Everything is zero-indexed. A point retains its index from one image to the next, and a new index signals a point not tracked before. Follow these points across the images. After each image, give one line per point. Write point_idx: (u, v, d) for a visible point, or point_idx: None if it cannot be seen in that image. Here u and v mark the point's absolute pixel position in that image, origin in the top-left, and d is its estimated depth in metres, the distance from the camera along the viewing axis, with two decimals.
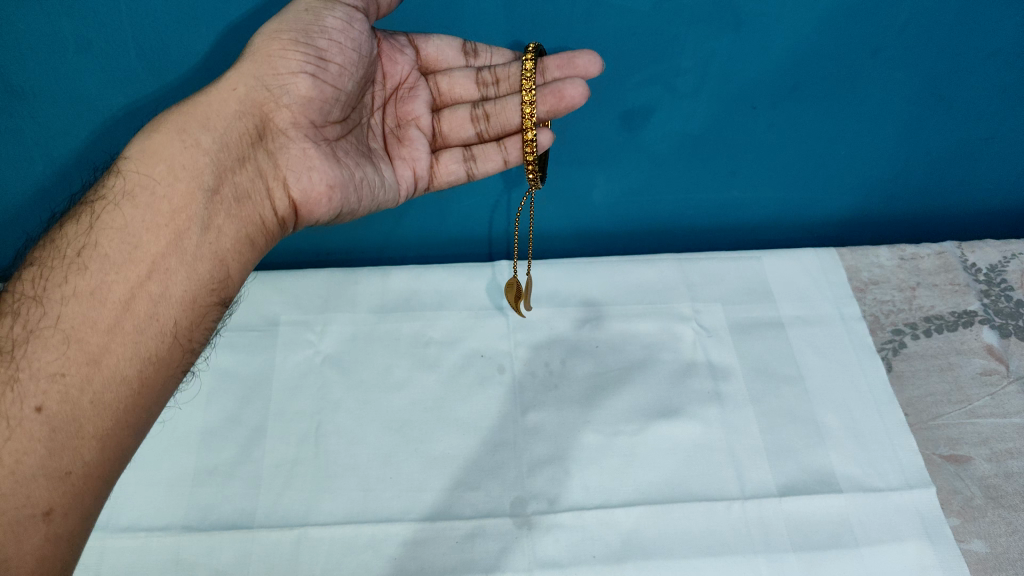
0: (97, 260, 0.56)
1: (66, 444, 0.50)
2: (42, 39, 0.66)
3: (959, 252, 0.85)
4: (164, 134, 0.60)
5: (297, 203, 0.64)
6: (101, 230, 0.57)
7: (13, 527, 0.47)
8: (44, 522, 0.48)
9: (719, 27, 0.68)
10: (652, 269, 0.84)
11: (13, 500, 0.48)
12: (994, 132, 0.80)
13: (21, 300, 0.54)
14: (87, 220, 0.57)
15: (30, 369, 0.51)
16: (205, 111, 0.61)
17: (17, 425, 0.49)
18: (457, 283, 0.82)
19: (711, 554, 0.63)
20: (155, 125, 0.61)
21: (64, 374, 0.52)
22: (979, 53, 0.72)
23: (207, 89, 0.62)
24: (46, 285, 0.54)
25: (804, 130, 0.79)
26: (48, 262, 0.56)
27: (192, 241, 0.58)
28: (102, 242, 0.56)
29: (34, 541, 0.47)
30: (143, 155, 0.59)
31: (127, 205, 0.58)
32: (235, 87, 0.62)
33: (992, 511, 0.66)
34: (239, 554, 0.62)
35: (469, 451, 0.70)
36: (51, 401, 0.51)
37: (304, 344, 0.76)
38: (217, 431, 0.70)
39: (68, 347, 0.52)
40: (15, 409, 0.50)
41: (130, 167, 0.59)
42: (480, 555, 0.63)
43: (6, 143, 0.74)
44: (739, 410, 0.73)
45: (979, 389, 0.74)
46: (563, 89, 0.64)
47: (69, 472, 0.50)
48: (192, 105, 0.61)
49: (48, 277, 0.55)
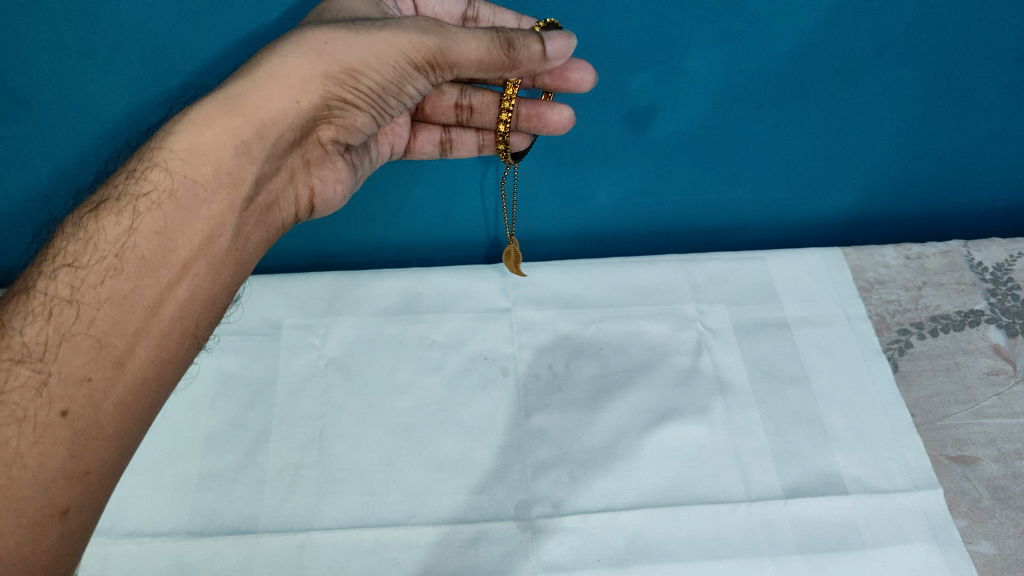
0: (133, 264, 0.54)
1: (87, 445, 0.50)
2: (40, 46, 0.64)
3: (965, 250, 0.84)
4: (214, 134, 0.57)
5: (314, 202, 0.70)
6: (139, 231, 0.55)
7: (31, 527, 0.47)
8: (58, 522, 0.48)
9: (723, 24, 0.65)
10: (655, 269, 0.83)
11: (27, 503, 0.47)
12: (1001, 130, 0.79)
13: (53, 300, 0.53)
14: (122, 219, 0.55)
15: (56, 372, 0.51)
16: (257, 112, 0.58)
17: (38, 429, 0.49)
18: (459, 285, 0.81)
19: (717, 556, 0.63)
20: (204, 117, 0.57)
21: (90, 379, 0.51)
22: (987, 50, 0.70)
23: (269, 91, 0.57)
24: (80, 287, 0.53)
25: (809, 132, 0.78)
26: (83, 260, 0.54)
27: (223, 246, 0.58)
28: (139, 244, 0.55)
29: (49, 540, 0.48)
30: (186, 153, 0.57)
31: (168, 206, 0.56)
32: (299, 101, 0.59)
33: (1000, 512, 0.66)
34: (244, 560, 0.62)
35: (474, 455, 0.69)
36: (75, 405, 0.50)
37: (307, 348, 0.76)
38: (220, 436, 0.70)
39: (97, 352, 0.52)
40: (38, 412, 0.49)
41: (173, 164, 0.56)
42: (484, 559, 0.63)
43: (7, 150, 0.73)
44: (743, 411, 0.73)
45: (986, 390, 0.74)
46: (550, 114, 0.66)
47: (87, 472, 0.50)
48: (249, 106, 0.57)
49: (82, 276, 0.54)
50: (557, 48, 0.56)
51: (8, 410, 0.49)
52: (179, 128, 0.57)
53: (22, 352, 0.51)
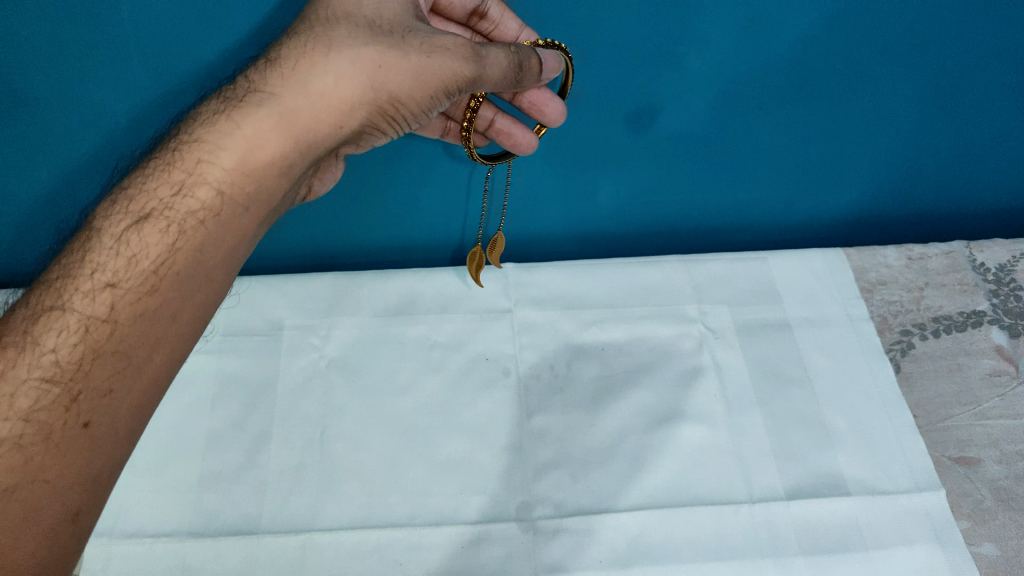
0: (173, 280, 0.52)
1: (104, 449, 0.48)
2: (40, 46, 0.63)
3: (967, 251, 0.84)
4: (263, 153, 0.55)
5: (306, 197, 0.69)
6: (180, 248, 0.52)
7: (44, 533, 0.45)
8: (70, 526, 0.46)
9: (727, 22, 0.65)
10: (656, 270, 0.82)
11: (44, 510, 0.45)
12: (1003, 132, 0.79)
13: (87, 317, 0.49)
14: (166, 236, 0.52)
15: (86, 386, 0.48)
16: (311, 133, 0.56)
17: (60, 440, 0.46)
18: (461, 285, 0.80)
19: (718, 558, 0.63)
20: (256, 135, 0.54)
21: (114, 389, 0.49)
22: (990, 51, 0.70)
23: (320, 114, 0.56)
24: (117, 303, 0.50)
25: (814, 133, 0.78)
26: (124, 278, 0.51)
27: (245, 257, 0.57)
28: (182, 261, 0.52)
29: (63, 543, 0.46)
30: (236, 171, 0.54)
31: (210, 223, 0.53)
32: (343, 126, 0.57)
33: (1002, 514, 0.66)
34: (246, 560, 0.63)
35: (475, 456, 0.69)
36: (98, 414, 0.48)
37: (308, 348, 0.75)
38: (221, 437, 0.70)
39: (125, 364, 0.49)
40: (60, 423, 0.46)
41: (225, 181, 0.54)
42: (486, 561, 0.63)
43: (8, 151, 0.72)
44: (745, 412, 0.72)
45: (989, 390, 0.74)
46: (519, 141, 0.71)
47: (100, 475, 0.48)
48: (299, 127, 0.55)
49: (117, 291, 0.50)
50: (549, 66, 0.61)
51: (34, 425, 0.46)
52: (231, 144, 0.54)
53: (54, 370, 0.48)
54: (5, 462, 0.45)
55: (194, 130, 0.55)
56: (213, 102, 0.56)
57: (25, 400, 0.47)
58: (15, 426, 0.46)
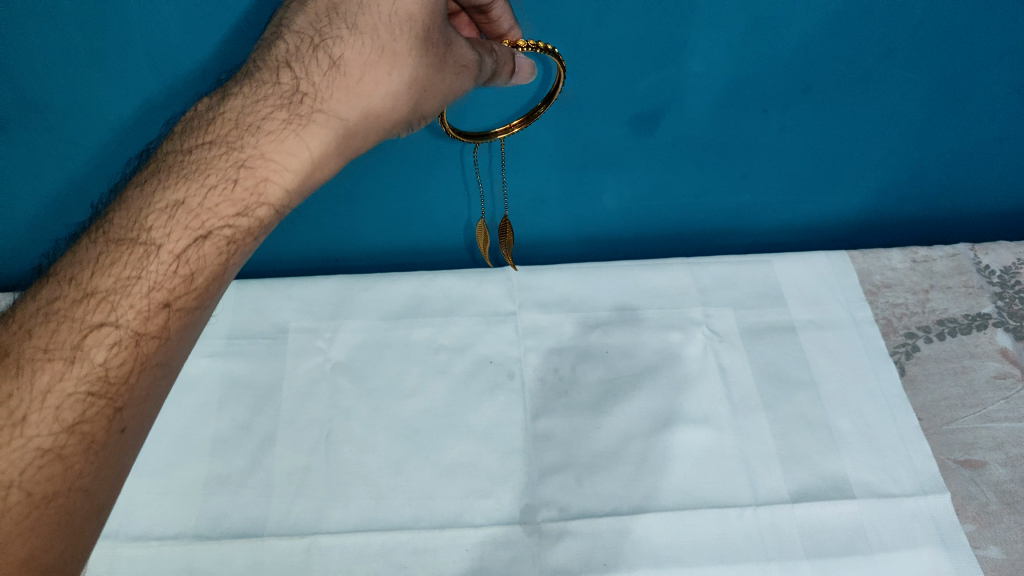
0: (220, 292, 0.49)
1: (131, 448, 0.46)
2: (50, 50, 0.64)
3: (972, 254, 0.84)
4: (320, 170, 0.52)
5: None
6: (234, 264, 0.49)
7: (75, 531, 0.43)
8: (97, 518, 0.45)
9: (731, 24, 0.65)
10: (662, 273, 0.82)
11: (77, 512, 0.44)
12: (1008, 133, 0.79)
13: (138, 333, 0.46)
14: (219, 251, 0.48)
15: (130, 399, 0.46)
16: (360, 148, 0.54)
17: (99, 449, 0.44)
18: (466, 287, 0.80)
19: (723, 562, 0.63)
20: (319, 156, 0.51)
21: (151, 397, 0.47)
22: (994, 53, 0.70)
23: (373, 131, 0.53)
24: (168, 321, 0.47)
25: (819, 136, 0.79)
26: (178, 296, 0.47)
27: None
28: (231, 276, 0.50)
29: (90, 540, 0.45)
30: (297, 190, 0.51)
31: (262, 238, 0.50)
32: (383, 137, 0.55)
33: (1008, 517, 0.66)
34: (252, 562, 0.63)
35: (481, 459, 0.69)
36: (134, 421, 0.46)
37: (315, 351, 0.76)
38: (228, 440, 0.70)
39: (166, 375, 0.47)
40: (100, 434, 0.44)
41: (284, 200, 0.50)
42: (491, 563, 0.63)
43: (17, 153, 0.73)
44: (750, 416, 0.72)
45: (993, 393, 0.74)
46: None
47: (124, 471, 0.47)
48: (352, 144, 0.53)
49: (171, 308, 0.47)
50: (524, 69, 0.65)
51: (76, 436, 0.44)
52: (297, 165, 0.50)
53: (101, 385, 0.45)
54: (45, 471, 0.43)
55: (255, 139, 0.49)
56: (272, 106, 0.50)
57: (69, 414, 0.44)
58: (59, 436, 0.43)
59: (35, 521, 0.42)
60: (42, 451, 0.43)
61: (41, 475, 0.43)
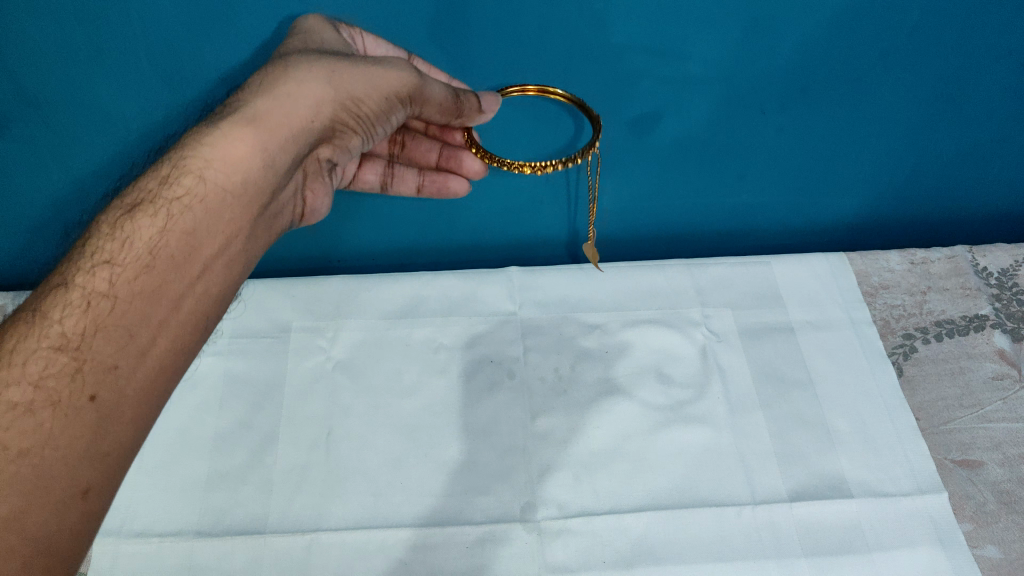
0: (169, 261, 0.50)
1: (110, 427, 0.45)
2: (54, 46, 0.64)
3: (970, 255, 0.85)
4: (238, 139, 0.53)
5: (307, 212, 0.67)
6: (170, 231, 0.50)
7: (53, 505, 0.42)
8: (81, 501, 0.43)
9: (731, 25, 0.66)
10: (661, 273, 0.83)
11: (56, 482, 0.42)
12: (1004, 136, 0.80)
13: (87, 291, 0.48)
14: (155, 221, 0.50)
15: (91, 358, 0.46)
16: (283, 126, 0.55)
17: (69, 412, 0.44)
18: (467, 287, 0.81)
19: (721, 558, 0.64)
20: (234, 129, 0.53)
21: (117, 365, 0.46)
22: (992, 55, 0.71)
23: (288, 103, 0.55)
24: (115, 280, 0.48)
25: (817, 137, 0.79)
26: (121, 257, 0.49)
27: (238, 246, 0.54)
28: (176, 243, 0.50)
29: (72, 522, 0.43)
30: (223, 162, 0.53)
31: (198, 208, 0.51)
32: (312, 119, 0.56)
33: (1005, 517, 0.66)
34: (252, 559, 0.63)
35: (480, 456, 0.70)
36: (104, 389, 0.45)
37: (315, 350, 0.76)
38: (228, 438, 0.70)
39: (126, 341, 0.47)
40: (66, 393, 0.44)
41: (210, 170, 0.52)
42: (492, 560, 0.64)
43: (18, 150, 0.73)
44: (748, 414, 0.73)
45: (991, 394, 0.74)
46: (462, 160, 0.73)
47: (107, 454, 0.45)
48: (271, 117, 0.54)
49: (115, 268, 0.49)
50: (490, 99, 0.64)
51: (43, 393, 0.44)
52: (214, 140, 0.53)
53: (60, 340, 0.46)
54: (17, 426, 0.43)
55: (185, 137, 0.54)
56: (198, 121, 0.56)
57: (35, 369, 0.44)
58: (27, 391, 0.44)
59: (11, 478, 0.41)
60: (13, 406, 0.43)
61: (13, 432, 0.42)
